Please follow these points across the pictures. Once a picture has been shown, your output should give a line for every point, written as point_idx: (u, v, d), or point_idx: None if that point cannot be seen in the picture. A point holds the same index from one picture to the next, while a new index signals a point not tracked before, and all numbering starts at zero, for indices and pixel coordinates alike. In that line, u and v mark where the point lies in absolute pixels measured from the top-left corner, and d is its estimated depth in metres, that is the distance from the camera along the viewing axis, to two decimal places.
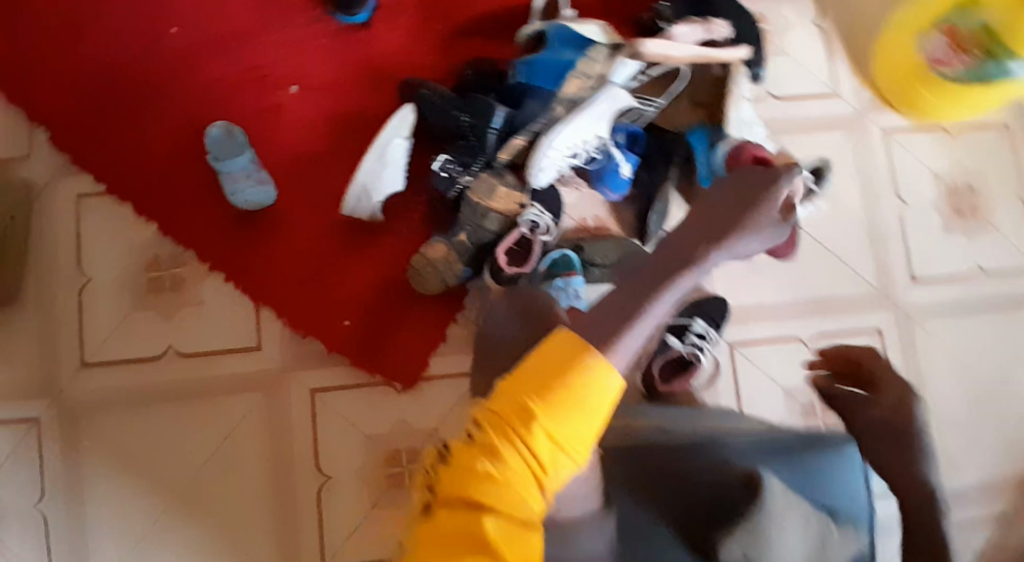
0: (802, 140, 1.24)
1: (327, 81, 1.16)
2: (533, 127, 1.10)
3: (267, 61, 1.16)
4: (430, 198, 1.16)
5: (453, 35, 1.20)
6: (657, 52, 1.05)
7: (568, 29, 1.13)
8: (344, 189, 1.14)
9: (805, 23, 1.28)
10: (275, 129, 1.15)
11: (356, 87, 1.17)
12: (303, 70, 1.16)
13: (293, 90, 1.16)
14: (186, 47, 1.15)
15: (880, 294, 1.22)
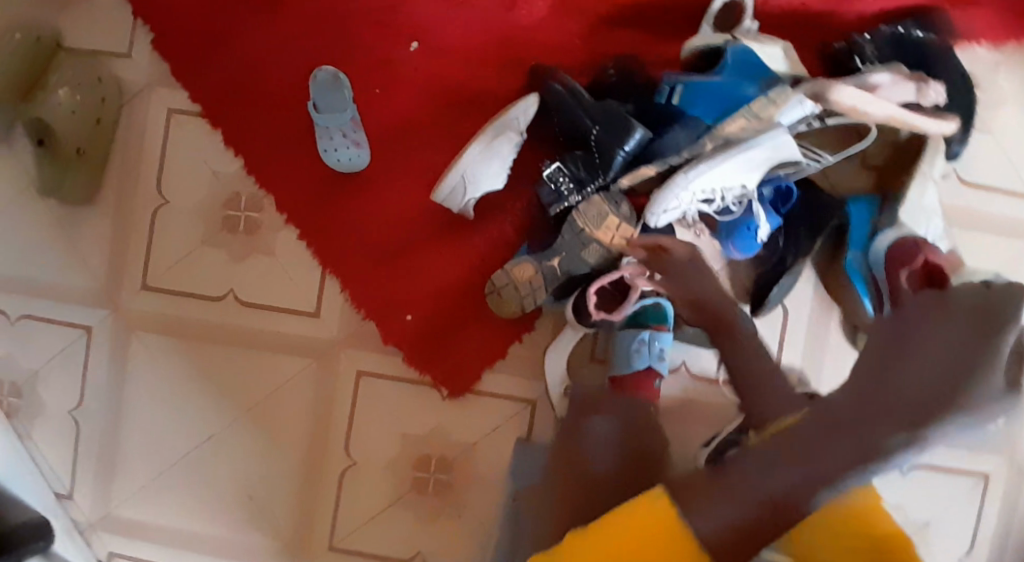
0: (979, 238, 1.05)
1: (451, 45, 1.05)
2: (672, 161, 0.94)
3: (393, 8, 1.05)
4: (528, 201, 1.05)
5: (605, 19, 1.05)
6: (845, 102, 0.90)
7: (752, 56, 0.95)
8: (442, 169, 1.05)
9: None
10: (384, 85, 1.05)
11: (481, 59, 1.05)
12: (428, 27, 1.05)
13: (413, 48, 1.05)
14: None
15: (1002, 437, 1.06)
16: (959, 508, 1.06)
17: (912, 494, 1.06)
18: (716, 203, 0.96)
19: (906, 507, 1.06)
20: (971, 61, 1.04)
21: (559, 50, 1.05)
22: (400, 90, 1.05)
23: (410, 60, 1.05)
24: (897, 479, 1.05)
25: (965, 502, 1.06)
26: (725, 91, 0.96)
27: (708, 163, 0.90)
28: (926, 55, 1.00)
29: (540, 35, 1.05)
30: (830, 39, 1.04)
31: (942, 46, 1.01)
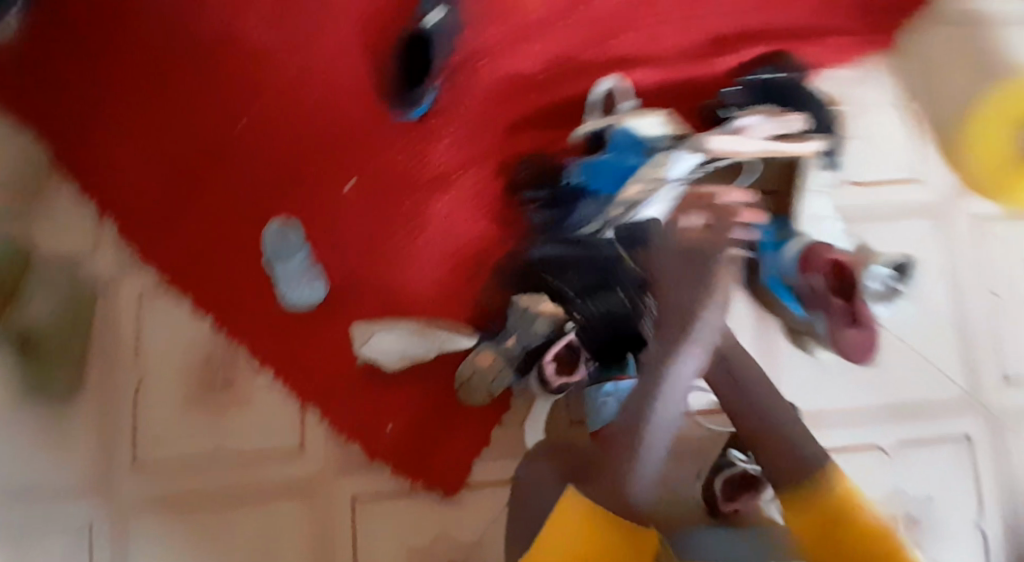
0: (883, 232, 1.19)
1: (383, 176, 1.15)
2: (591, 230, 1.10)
3: (327, 153, 1.15)
4: (478, 297, 1.13)
5: (508, 128, 1.17)
6: (725, 148, 1.09)
7: (628, 134, 1.09)
8: (403, 283, 1.13)
9: (884, 100, 1.22)
10: (336, 223, 1.13)
11: (413, 182, 1.15)
12: (360, 164, 1.14)
13: (349, 188, 1.14)
14: (253, 138, 1.14)
15: (969, 396, 1.18)
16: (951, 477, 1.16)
17: (905, 474, 1.16)
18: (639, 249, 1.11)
19: (905, 487, 1.16)
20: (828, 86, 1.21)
21: (483, 158, 1.16)
22: (341, 231, 1.13)
23: (348, 199, 1.14)
24: (884, 461, 1.16)
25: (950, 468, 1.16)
26: (617, 166, 1.09)
27: (624, 218, 1.08)
28: (792, 93, 1.15)
29: (461, 150, 1.16)
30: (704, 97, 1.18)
31: (794, 81, 1.17)
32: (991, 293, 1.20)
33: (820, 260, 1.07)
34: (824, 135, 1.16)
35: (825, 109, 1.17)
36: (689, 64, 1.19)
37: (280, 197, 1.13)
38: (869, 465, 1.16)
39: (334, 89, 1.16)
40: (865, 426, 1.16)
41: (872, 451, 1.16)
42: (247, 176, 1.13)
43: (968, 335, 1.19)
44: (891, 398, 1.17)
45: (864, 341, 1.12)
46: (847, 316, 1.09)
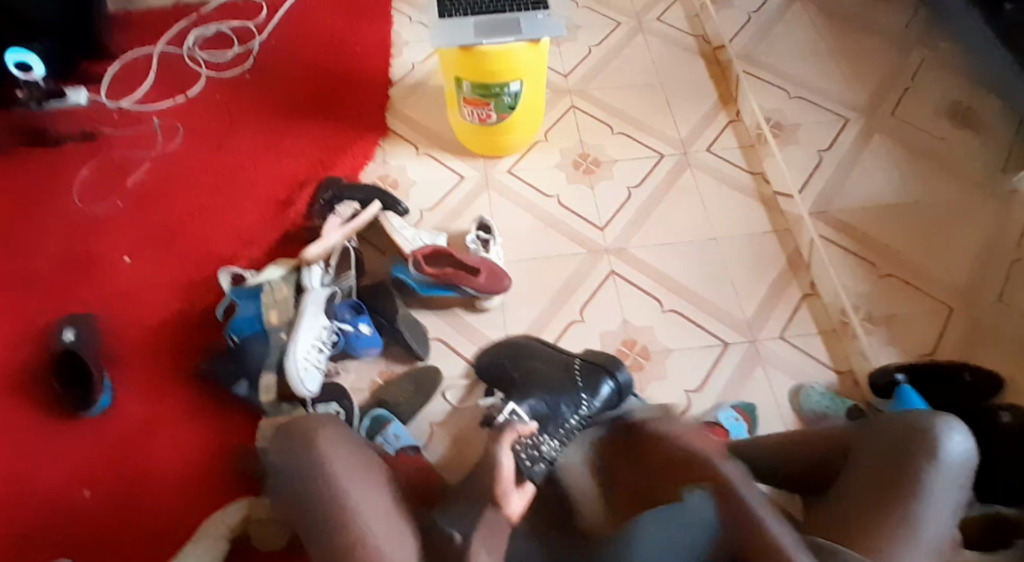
0: (460, 217, 1.47)
1: (108, 461, 1.27)
2: (272, 360, 1.30)
3: (58, 481, 1.25)
4: (235, 464, 1.27)
5: (179, 348, 1.36)
6: (318, 249, 1.38)
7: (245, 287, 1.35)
8: (148, 530, 1.21)
9: (413, 159, 1.54)
10: (77, 541, 1.20)
11: (136, 446, 1.28)
12: (84, 472, 1.26)
13: (86, 495, 1.24)
14: None
15: (592, 252, 1.45)
16: (631, 299, 1.41)
17: (600, 319, 1.39)
18: (325, 345, 1.31)
19: (608, 327, 1.38)
20: (330, 186, 1.47)
21: (174, 404, 1.32)
22: (85, 542, 1.20)
23: (84, 504, 1.23)
24: (581, 322, 1.39)
25: (630, 295, 1.42)
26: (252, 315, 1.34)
27: (292, 339, 1.29)
28: (348, 194, 1.45)
29: (155, 408, 1.31)
30: (301, 232, 1.45)
31: (348, 183, 1.48)
32: (580, 167, 1.54)
33: (421, 261, 1.37)
34: (380, 194, 1.45)
35: (365, 186, 1.47)
36: (274, 227, 1.46)
37: (20, 550, 1.19)
38: (584, 334, 1.38)
39: (30, 433, 1.29)
40: (551, 318, 1.39)
41: (575, 324, 1.39)
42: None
43: (569, 213, 1.49)
44: (551, 286, 1.42)
45: (491, 272, 1.38)
46: (468, 274, 1.37)
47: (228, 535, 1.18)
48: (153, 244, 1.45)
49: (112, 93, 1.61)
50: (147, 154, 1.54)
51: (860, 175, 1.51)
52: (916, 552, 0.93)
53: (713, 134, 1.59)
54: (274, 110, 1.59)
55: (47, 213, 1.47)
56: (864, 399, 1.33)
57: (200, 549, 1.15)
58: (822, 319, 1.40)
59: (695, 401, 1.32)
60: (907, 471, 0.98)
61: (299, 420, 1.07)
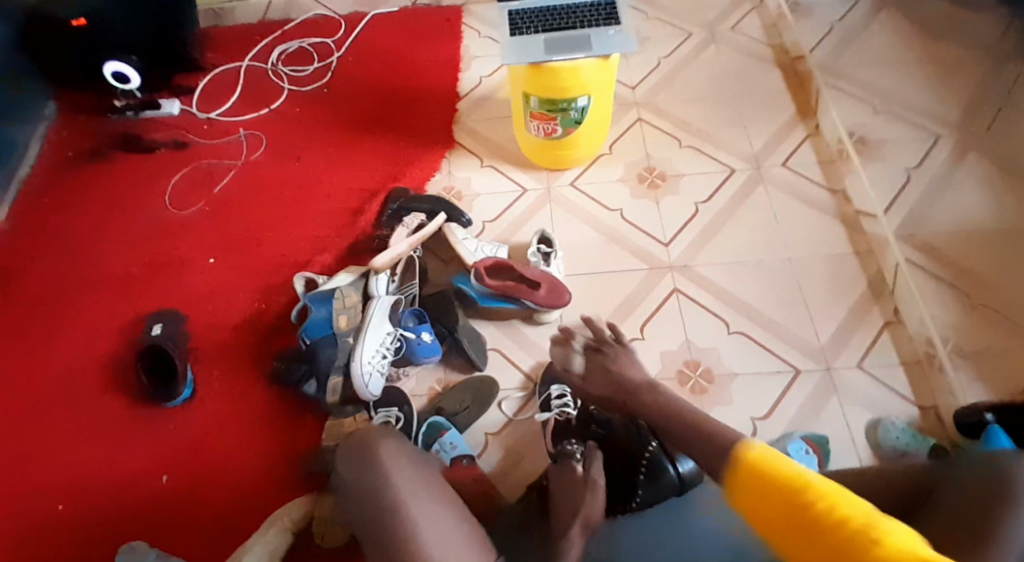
0: (523, 227, 1.48)
1: (188, 452, 1.36)
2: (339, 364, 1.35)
3: (142, 467, 1.35)
4: (303, 461, 1.34)
5: (256, 349, 1.44)
6: (387, 257, 1.43)
7: (319, 293, 1.42)
8: (220, 521, 1.29)
9: (477, 172, 1.56)
10: (157, 524, 1.30)
11: (212, 440, 1.37)
12: (166, 460, 1.36)
13: (164, 481, 1.34)
14: (79, 512, 1.31)
15: (654, 270, 1.43)
16: (694, 321, 1.38)
17: (658, 340, 1.36)
18: (389, 351, 1.35)
19: (666, 347, 1.36)
20: (399, 195, 1.52)
21: (248, 401, 1.40)
22: (164, 524, 1.30)
23: (164, 489, 1.33)
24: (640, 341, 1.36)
25: (693, 317, 1.38)
26: (322, 322, 1.40)
27: (357, 344, 1.34)
28: (418, 206, 1.49)
29: (229, 405, 1.40)
30: (372, 241, 1.50)
31: (419, 194, 1.52)
32: (644, 181, 1.52)
33: (483, 272, 1.38)
34: (447, 205, 1.49)
35: (433, 197, 1.50)
36: (344, 236, 1.51)
37: (101, 529, 1.29)
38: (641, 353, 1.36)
39: (120, 422, 1.39)
40: None
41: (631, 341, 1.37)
42: (75, 532, 1.29)
43: (631, 228, 1.47)
44: (609, 303, 1.41)
45: (551, 286, 1.38)
46: (528, 287, 1.38)
47: (291, 529, 1.24)
48: (234, 248, 1.54)
49: (203, 105, 1.72)
50: (233, 163, 1.63)
51: (952, 198, 1.43)
52: None
53: (788, 151, 1.53)
54: (350, 121, 1.65)
55: (143, 218, 1.58)
56: (949, 440, 1.25)
57: (264, 540, 1.21)
58: (905, 350, 1.33)
59: (759, 429, 1.28)
60: (988, 516, 0.88)
61: (358, 434, 1.10)
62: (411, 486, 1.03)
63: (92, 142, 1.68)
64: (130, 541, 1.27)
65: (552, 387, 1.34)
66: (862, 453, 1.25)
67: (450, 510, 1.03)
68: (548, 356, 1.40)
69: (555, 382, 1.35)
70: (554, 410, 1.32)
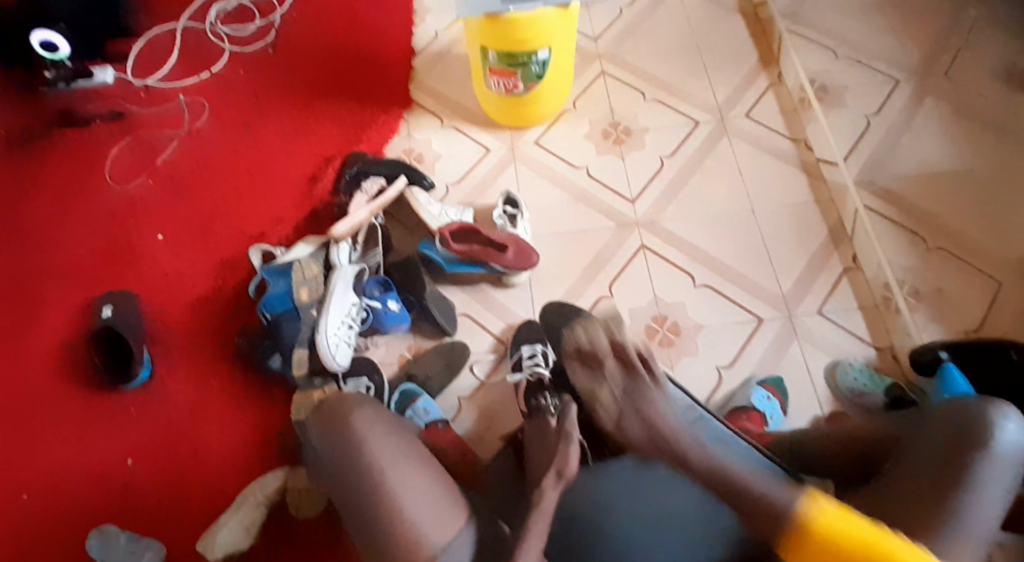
0: (488, 189, 1.45)
1: (153, 434, 1.32)
2: (303, 338, 1.30)
3: (105, 453, 1.31)
4: (273, 436, 1.31)
5: (216, 325, 1.39)
6: (346, 226, 1.38)
7: (276, 265, 1.36)
8: (192, 501, 1.27)
9: (438, 132, 1.51)
10: (127, 510, 1.27)
11: (177, 420, 1.33)
12: (131, 444, 1.32)
13: (131, 465, 1.30)
14: (44, 503, 1.27)
15: (622, 226, 1.41)
16: (662, 277, 1.38)
17: (628, 297, 1.36)
18: (354, 322, 1.31)
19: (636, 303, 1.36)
20: (356, 159, 1.47)
21: (211, 379, 1.36)
22: (134, 508, 1.27)
23: (132, 474, 1.29)
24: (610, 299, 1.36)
25: (662, 273, 1.38)
26: (282, 294, 1.35)
27: (321, 316, 1.29)
28: (377, 170, 1.44)
29: (190, 383, 1.36)
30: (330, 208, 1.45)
31: (376, 157, 1.47)
32: (609, 138, 1.49)
33: (448, 238, 1.35)
34: (406, 168, 1.45)
35: (390, 160, 1.46)
36: (301, 203, 1.46)
37: (70, 519, 1.26)
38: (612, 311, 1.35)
39: (78, 407, 1.34)
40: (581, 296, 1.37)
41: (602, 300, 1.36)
42: (41, 527, 1.25)
43: (598, 186, 1.45)
44: (578, 262, 1.39)
45: (519, 249, 1.36)
46: (495, 251, 1.36)
47: (266, 503, 1.23)
48: (185, 221, 1.47)
49: (139, 71, 1.61)
50: (175, 131, 1.55)
51: (911, 139, 1.45)
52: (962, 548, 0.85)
53: (751, 101, 1.53)
54: (299, 82, 1.58)
55: (83, 192, 1.50)
56: (904, 378, 1.28)
57: (239, 515, 1.21)
58: (863, 294, 1.35)
59: (726, 377, 1.30)
60: (959, 464, 0.89)
61: (335, 399, 1.07)
62: (388, 454, 1.00)
63: (20, 111, 1.57)
64: (100, 528, 1.23)
65: (524, 348, 1.31)
66: (821, 396, 1.28)
67: (428, 476, 1.00)
68: (518, 318, 1.38)
69: (526, 342, 1.32)
70: (525, 370, 1.28)
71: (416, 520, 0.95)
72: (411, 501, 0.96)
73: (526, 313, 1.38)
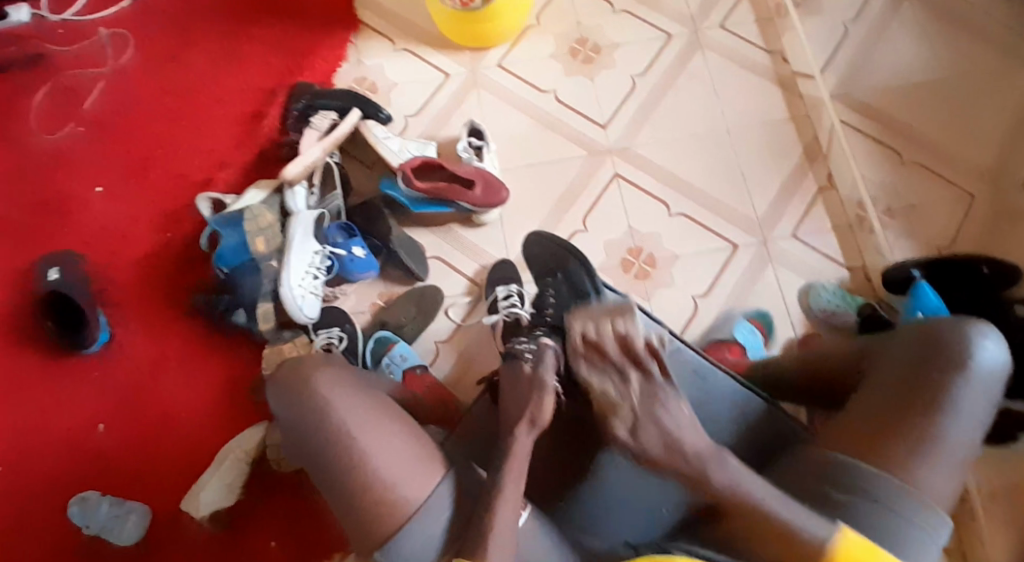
0: (450, 118, 1.36)
1: (119, 399, 1.27)
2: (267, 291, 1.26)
3: (72, 421, 1.26)
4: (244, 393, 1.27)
5: (171, 281, 1.32)
6: (298, 167, 1.29)
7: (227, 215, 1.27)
8: (169, 465, 1.24)
9: (391, 58, 1.39)
10: (103, 477, 1.24)
11: (143, 383, 1.28)
12: (97, 411, 1.27)
13: (102, 431, 1.26)
14: (17, 476, 1.23)
15: (594, 153, 1.35)
16: (637, 206, 1.33)
17: (602, 231, 1.32)
18: (320, 271, 1.26)
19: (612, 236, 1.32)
20: (304, 90, 1.35)
21: (172, 337, 1.30)
22: (110, 477, 1.24)
23: (103, 441, 1.25)
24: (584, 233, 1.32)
25: (637, 202, 1.33)
26: (237, 246, 1.27)
27: (283, 268, 1.24)
28: (325, 101, 1.33)
29: (151, 343, 1.29)
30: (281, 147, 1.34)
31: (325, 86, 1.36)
32: (577, 56, 1.39)
33: (411, 176, 1.27)
34: (357, 99, 1.34)
35: (337, 90, 1.35)
36: (248, 143, 1.35)
37: (46, 492, 1.22)
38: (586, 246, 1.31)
39: (36, 376, 1.28)
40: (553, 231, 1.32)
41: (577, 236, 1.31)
42: (14, 502, 1.22)
43: (568, 111, 1.36)
44: (550, 195, 1.33)
45: (487, 184, 1.29)
46: (462, 187, 1.28)
47: (246, 460, 1.20)
48: (122, 167, 1.35)
49: (52, 3, 1.44)
50: (99, 66, 1.39)
51: (888, 46, 1.39)
52: (938, 467, 0.83)
53: (727, 8, 1.43)
54: (232, 1, 1.42)
55: (5, 139, 1.36)
56: (876, 297, 1.29)
57: (220, 473, 1.19)
58: (837, 214, 1.33)
59: (702, 306, 1.29)
60: (935, 386, 0.86)
61: (288, 366, 0.97)
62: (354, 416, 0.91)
63: None
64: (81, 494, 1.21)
65: (499, 288, 1.28)
66: (795, 317, 1.29)
67: (399, 429, 0.92)
68: (490, 258, 1.34)
69: (501, 283, 1.29)
70: (500, 311, 1.26)
71: (389, 485, 0.88)
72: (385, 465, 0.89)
73: (498, 252, 1.34)
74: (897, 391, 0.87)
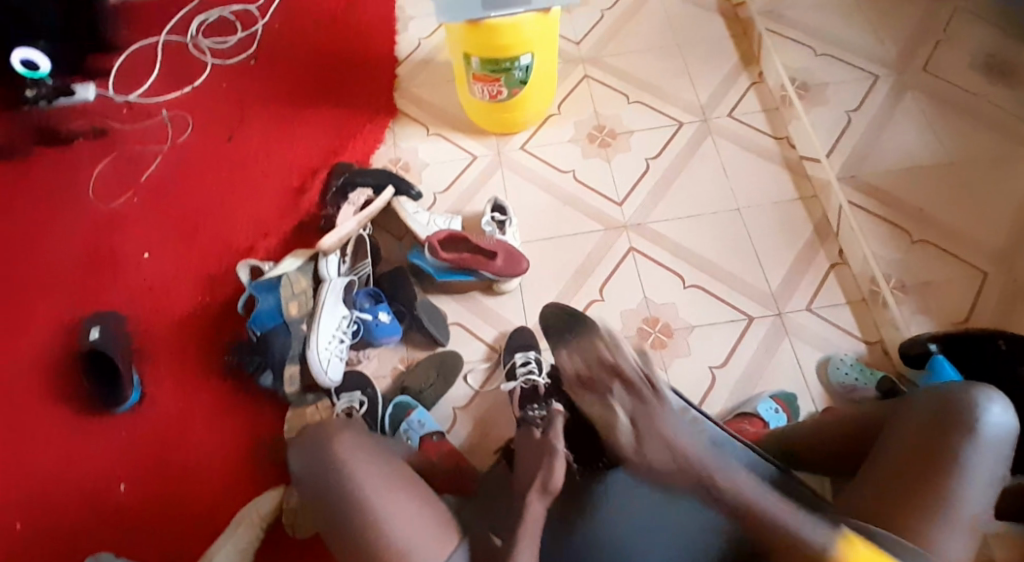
0: (475, 196, 1.45)
1: (142, 455, 1.30)
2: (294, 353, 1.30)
3: (95, 475, 1.28)
4: (262, 452, 1.29)
5: (204, 341, 1.37)
6: (333, 239, 1.36)
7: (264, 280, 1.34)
8: (184, 521, 1.24)
9: (424, 142, 1.51)
10: (118, 531, 1.24)
11: (166, 440, 1.31)
12: (120, 466, 1.29)
13: (122, 488, 1.27)
14: (36, 527, 1.24)
15: (610, 229, 1.42)
16: (653, 279, 1.38)
17: (618, 302, 1.36)
18: (345, 335, 1.31)
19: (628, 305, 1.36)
20: (342, 169, 1.46)
21: (199, 395, 1.34)
22: (124, 532, 1.24)
23: (122, 496, 1.27)
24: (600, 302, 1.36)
25: (652, 274, 1.38)
26: (271, 310, 1.33)
27: (312, 330, 1.29)
28: (361, 180, 1.43)
29: (179, 401, 1.33)
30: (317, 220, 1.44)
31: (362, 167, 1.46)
32: (595, 141, 1.50)
33: (436, 247, 1.34)
34: (391, 178, 1.44)
35: (374, 170, 1.44)
36: (287, 216, 1.45)
37: (63, 544, 1.23)
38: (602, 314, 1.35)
39: (67, 429, 1.32)
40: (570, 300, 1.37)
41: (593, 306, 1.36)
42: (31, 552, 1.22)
43: (586, 190, 1.45)
44: (568, 267, 1.39)
45: (508, 255, 1.35)
46: (484, 257, 1.35)
47: (261, 525, 1.19)
48: (170, 236, 1.45)
49: (121, 87, 1.60)
50: (159, 147, 1.53)
51: (892, 132, 1.47)
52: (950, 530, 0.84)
53: (733, 101, 1.55)
54: (282, 94, 1.57)
55: (66, 210, 1.48)
56: (895, 371, 1.29)
57: (234, 538, 1.17)
58: (850, 289, 1.36)
59: (720, 377, 1.29)
60: (941, 450, 0.88)
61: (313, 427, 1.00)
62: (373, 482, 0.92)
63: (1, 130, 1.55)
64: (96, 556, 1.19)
65: (517, 355, 1.31)
66: (814, 393, 1.28)
67: (414, 493, 0.94)
68: (509, 325, 1.38)
69: (519, 349, 1.33)
70: (519, 378, 1.29)
71: (405, 543, 0.88)
72: (402, 527, 0.89)
73: (517, 319, 1.38)
74: (904, 451, 0.90)
